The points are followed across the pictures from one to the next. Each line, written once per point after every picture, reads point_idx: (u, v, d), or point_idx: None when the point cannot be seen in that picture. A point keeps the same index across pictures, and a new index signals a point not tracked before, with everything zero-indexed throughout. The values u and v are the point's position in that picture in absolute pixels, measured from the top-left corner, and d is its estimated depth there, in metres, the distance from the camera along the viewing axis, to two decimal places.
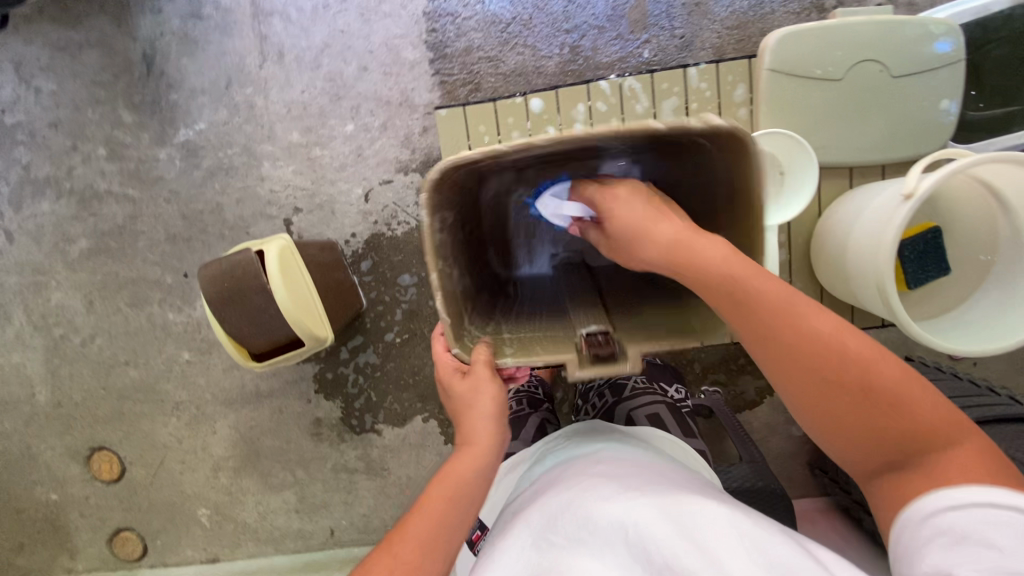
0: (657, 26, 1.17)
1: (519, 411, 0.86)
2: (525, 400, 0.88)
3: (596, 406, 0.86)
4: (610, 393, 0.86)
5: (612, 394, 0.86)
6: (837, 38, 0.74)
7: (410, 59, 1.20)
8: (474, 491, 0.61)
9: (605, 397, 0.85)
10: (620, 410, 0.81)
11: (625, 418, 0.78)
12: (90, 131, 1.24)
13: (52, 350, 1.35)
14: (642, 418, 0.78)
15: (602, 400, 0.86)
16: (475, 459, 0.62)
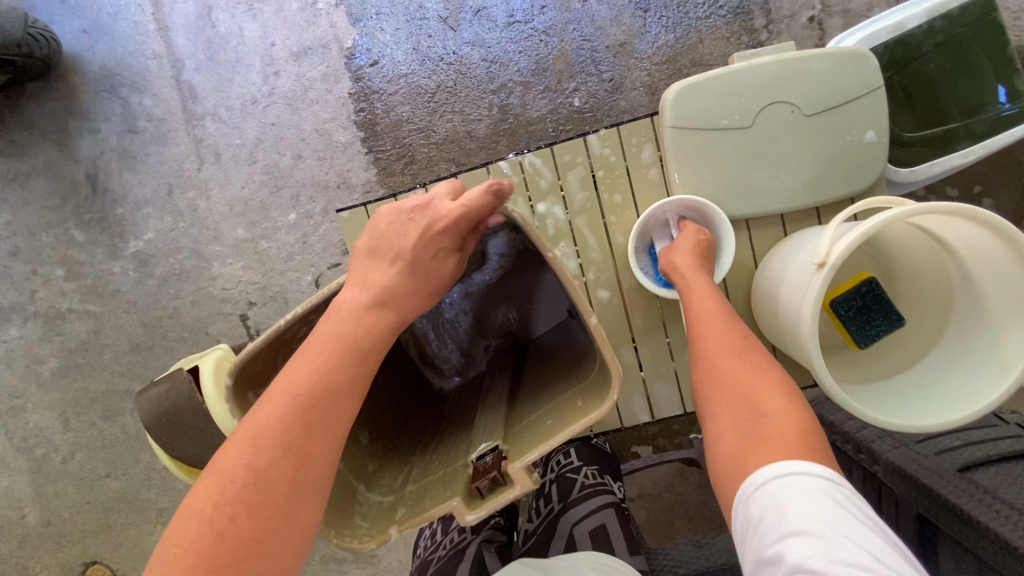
0: (583, 73, 1.14)
1: (459, 542, 0.78)
2: (467, 527, 0.81)
3: (543, 513, 0.80)
4: (558, 494, 0.81)
5: (557, 499, 0.80)
6: (738, 83, 0.68)
7: (342, 141, 1.20)
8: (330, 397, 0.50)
9: (551, 503, 0.79)
10: (563, 523, 0.75)
11: (568, 535, 0.73)
12: (47, 254, 1.26)
13: (36, 471, 1.35)
14: (586, 531, 0.71)
15: (548, 506, 0.80)
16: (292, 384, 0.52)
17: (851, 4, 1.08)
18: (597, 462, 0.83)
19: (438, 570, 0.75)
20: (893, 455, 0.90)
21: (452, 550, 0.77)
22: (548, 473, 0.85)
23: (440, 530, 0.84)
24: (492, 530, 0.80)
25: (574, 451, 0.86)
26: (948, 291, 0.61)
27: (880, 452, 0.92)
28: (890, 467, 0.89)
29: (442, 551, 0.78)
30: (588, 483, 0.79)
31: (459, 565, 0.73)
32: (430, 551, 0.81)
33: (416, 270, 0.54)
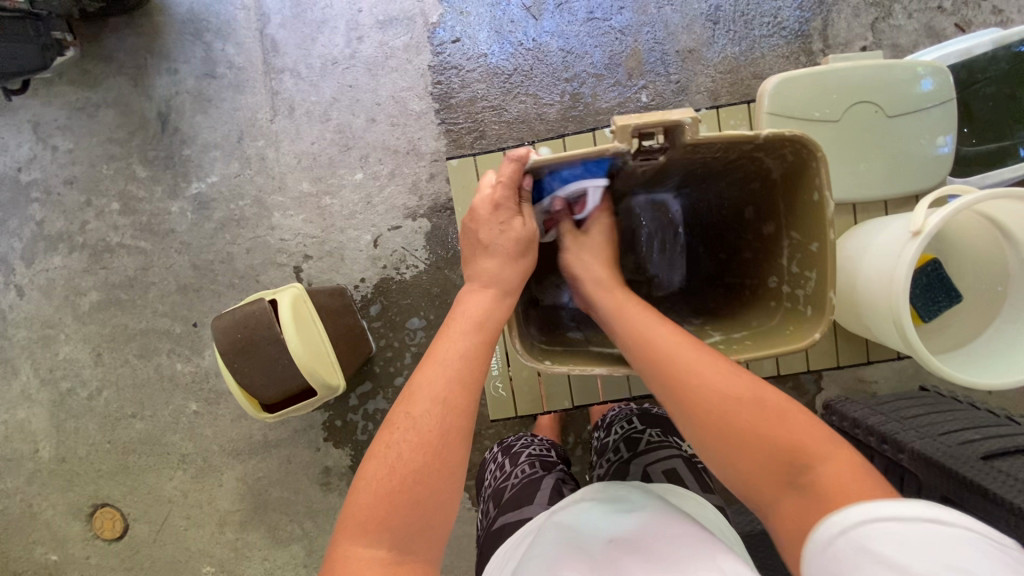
0: (653, 72, 1.21)
1: (532, 474, 0.82)
2: (538, 463, 0.84)
3: (611, 460, 0.86)
4: (626, 447, 0.86)
5: (627, 450, 0.86)
6: (832, 82, 0.77)
7: (416, 109, 1.25)
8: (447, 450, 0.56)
9: (620, 452, 0.85)
10: (636, 465, 0.80)
11: (642, 474, 0.78)
12: (105, 186, 1.27)
13: (58, 405, 1.33)
14: (659, 473, 0.77)
15: (617, 455, 0.86)
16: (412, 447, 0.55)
17: (899, 40, 1.20)
18: (657, 426, 0.91)
19: (513, 494, 0.79)
20: (919, 444, 0.97)
21: (526, 479, 0.80)
22: (613, 434, 0.92)
23: (509, 463, 0.88)
24: (562, 471, 0.83)
25: (634, 419, 0.93)
26: (1003, 275, 0.71)
27: (906, 441, 0.99)
28: (916, 455, 0.96)
29: (515, 479, 0.82)
30: (655, 440, 0.85)
31: (536, 492, 0.76)
32: (502, 480, 0.84)
33: (498, 253, 0.64)
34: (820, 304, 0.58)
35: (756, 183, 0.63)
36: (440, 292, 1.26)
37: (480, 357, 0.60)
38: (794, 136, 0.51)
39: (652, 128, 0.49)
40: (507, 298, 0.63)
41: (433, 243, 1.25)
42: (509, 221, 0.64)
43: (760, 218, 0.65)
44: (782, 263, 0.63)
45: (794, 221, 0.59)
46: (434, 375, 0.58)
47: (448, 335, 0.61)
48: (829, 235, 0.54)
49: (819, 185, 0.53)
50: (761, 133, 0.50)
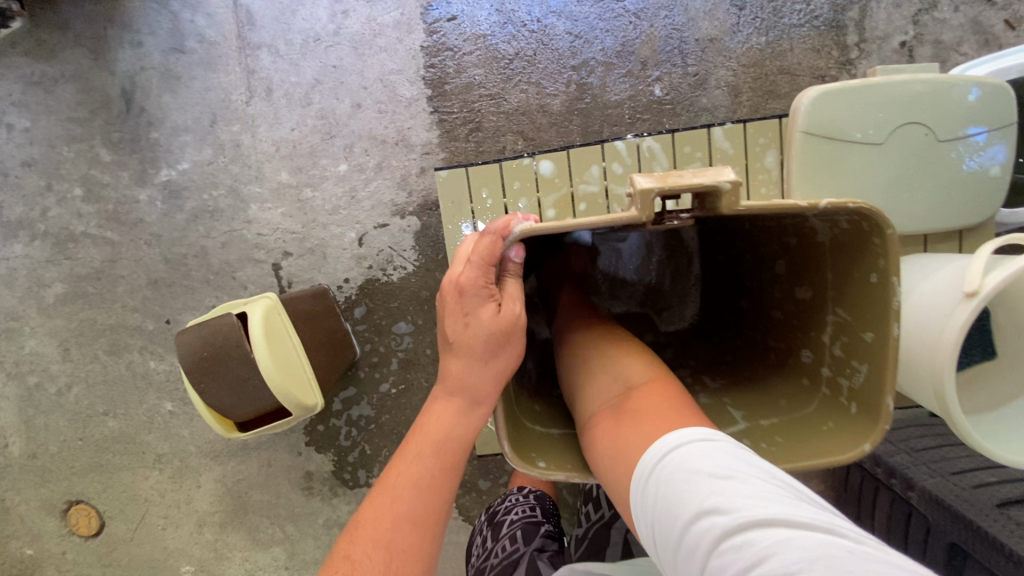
0: (669, 63, 1.10)
1: (511, 555, 0.75)
2: (519, 535, 0.77)
3: (592, 518, 0.80)
4: (608, 503, 0.80)
5: (608, 505, 0.79)
6: (878, 99, 0.67)
7: (407, 96, 1.13)
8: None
9: (601, 510, 0.79)
10: (617, 531, 0.74)
11: (623, 546, 0.72)
12: (66, 170, 1.17)
13: (26, 400, 1.27)
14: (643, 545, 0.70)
15: (599, 513, 0.79)
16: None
17: (943, 35, 1.08)
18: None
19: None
20: (930, 483, 0.91)
21: (506, 564, 0.73)
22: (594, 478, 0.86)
23: (490, 537, 0.81)
24: (545, 540, 0.76)
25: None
26: None
27: (916, 479, 0.93)
28: (925, 494, 0.91)
29: (495, 560, 0.75)
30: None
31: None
32: (482, 558, 0.78)
33: (465, 352, 0.53)
34: (869, 403, 0.47)
35: (792, 239, 0.54)
36: (429, 296, 1.18)
37: (440, 484, 0.55)
38: (860, 206, 0.41)
39: (680, 191, 0.39)
40: (477, 409, 0.55)
41: (423, 243, 1.16)
42: (478, 312, 0.52)
43: (794, 277, 0.56)
44: (822, 338, 0.52)
45: (844, 295, 0.49)
46: (381, 507, 0.54)
47: (401, 460, 0.56)
48: (893, 325, 0.44)
49: (892, 255, 0.43)
50: (822, 203, 0.40)
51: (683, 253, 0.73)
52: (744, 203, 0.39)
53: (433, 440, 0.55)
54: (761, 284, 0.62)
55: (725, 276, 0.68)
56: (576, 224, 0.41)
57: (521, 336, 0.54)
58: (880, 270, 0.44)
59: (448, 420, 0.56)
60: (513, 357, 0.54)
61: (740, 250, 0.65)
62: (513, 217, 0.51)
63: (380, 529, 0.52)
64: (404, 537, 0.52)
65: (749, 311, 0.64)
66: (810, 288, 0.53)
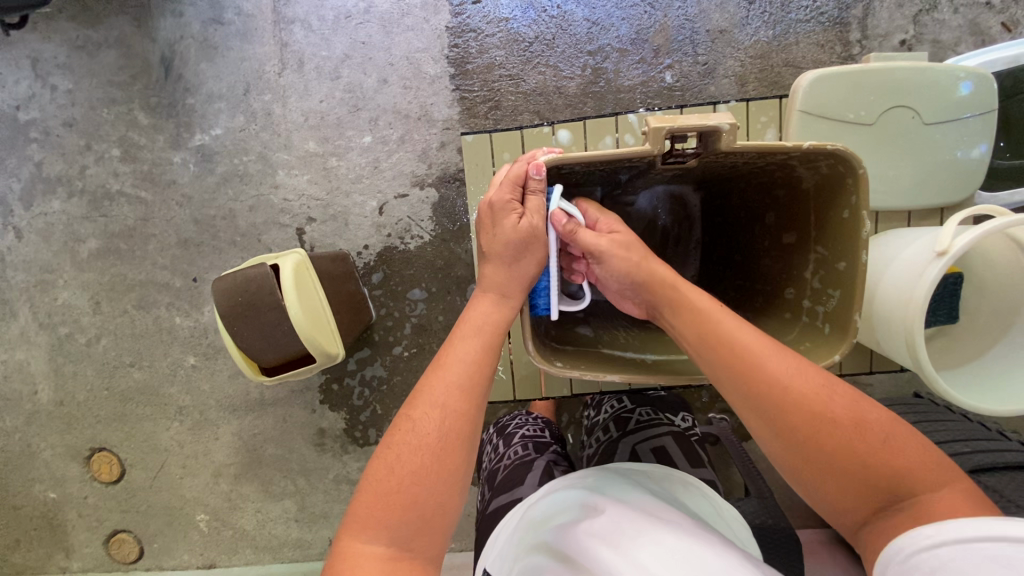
0: (681, 51, 1.16)
1: (524, 457, 0.83)
2: (530, 445, 0.86)
3: (601, 439, 0.87)
4: (615, 427, 0.88)
5: (616, 429, 0.87)
6: (871, 82, 0.73)
7: (431, 73, 1.20)
8: (449, 441, 0.56)
9: (610, 431, 0.87)
10: (625, 444, 0.82)
11: (630, 453, 0.80)
12: (105, 132, 1.23)
13: (57, 349, 1.34)
14: (648, 453, 0.79)
15: (606, 435, 0.87)
16: (410, 437, 0.55)
17: (940, 36, 1.14)
18: (648, 404, 0.92)
19: (505, 478, 0.81)
20: None
21: (519, 462, 0.82)
22: (603, 412, 0.93)
23: (503, 445, 0.90)
24: (555, 453, 0.85)
25: (625, 396, 0.94)
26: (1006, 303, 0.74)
27: None
28: None
29: (508, 461, 0.84)
30: (644, 419, 0.87)
31: (528, 473, 0.79)
32: (495, 461, 0.87)
33: (495, 258, 0.62)
34: (841, 323, 0.56)
35: (782, 190, 0.62)
36: (444, 265, 1.24)
37: (485, 359, 0.59)
38: (839, 149, 0.49)
39: (687, 131, 0.45)
40: (508, 302, 0.62)
41: (439, 214, 1.23)
42: (504, 223, 0.61)
43: (782, 225, 0.63)
44: (804, 274, 0.60)
45: (822, 234, 0.57)
46: (436, 379, 0.58)
47: (452, 341, 0.60)
48: (862, 252, 0.52)
49: (863, 191, 0.51)
50: (806, 145, 0.47)
51: (687, 220, 0.77)
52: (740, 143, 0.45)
53: (473, 323, 0.61)
54: (754, 238, 0.68)
55: (722, 238, 0.74)
56: (597, 156, 0.47)
57: (541, 246, 0.62)
58: (853, 207, 0.52)
59: (483, 311, 0.62)
60: (535, 262, 0.62)
61: (737, 214, 0.70)
62: (539, 150, 0.62)
63: (434, 393, 0.57)
64: (456, 400, 0.56)
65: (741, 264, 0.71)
66: (796, 231, 0.61)
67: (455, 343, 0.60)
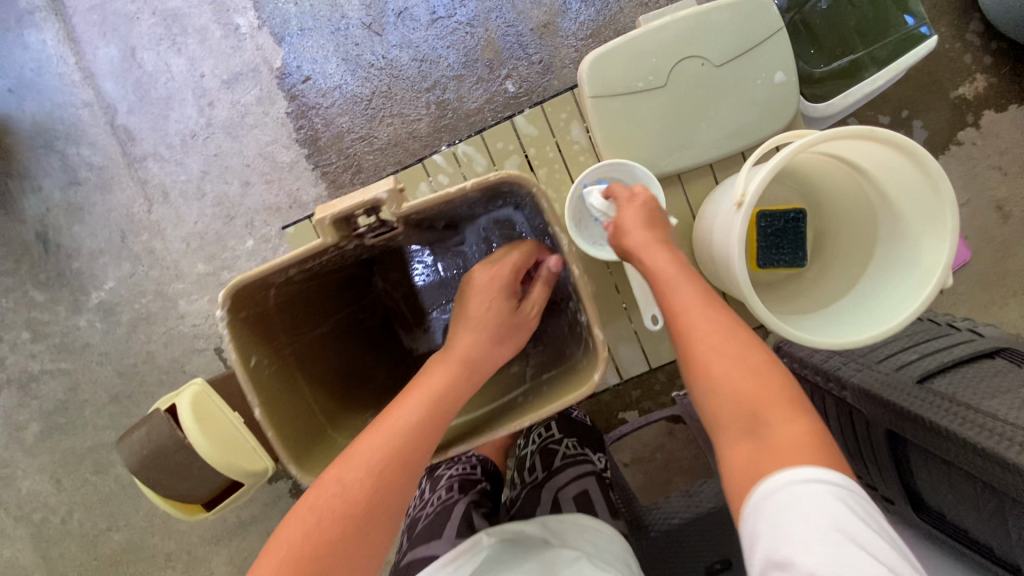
0: (513, 58, 1.15)
1: (448, 500, 0.77)
2: (456, 485, 0.79)
3: (527, 480, 0.79)
4: (541, 465, 0.80)
5: (543, 468, 0.79)
6: (648, 45, 0.71)
7: (287, 160, 1.20)
8: (370, 522, 0.52)
9: (536, 472, 0.79)
10: (549, 488, 0.74)
11: (553, 499, 0.73)
12: (9, 319, 1.25)
13: (37, 536, 1.35)
14: (571, 497, 0.72)
15: (534, 475, 0.80)
16: (329, 508, 0.51)
17: None
18: (576, 436, 0.84)
19: (426, 527, 0.74)
20: (859, 378, 0.91)
21: (440, 506, 0.76)
22: (531, 446, 0.85)
23: (428, 486, 0.83)
24: (480, 496, 0.79)
25: (553, 425, 0.87)
26: (870, 222, 0.65)
27: (846, 377, 0.93)
28: (856, 390, 0.90)
29: (431, 507, 0.77)
30: (571, 454, 0.80)
31: (446, 524, 0.72)
32: (417, 507, 0.79)
33: (476, 327, 0.62)
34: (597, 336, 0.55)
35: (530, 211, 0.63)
36: None
37: (423, 441, 0.54)
38: (505, 175, 0.51)
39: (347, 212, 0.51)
40: (471, 380, 0.60)
41: None
42: (495, 302, 0.64)
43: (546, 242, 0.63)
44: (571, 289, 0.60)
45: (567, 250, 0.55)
46: (379, 438, 0.54)
47: (403, 401, 0.56)
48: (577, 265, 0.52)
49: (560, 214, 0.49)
50: (466, 184, 0.51)
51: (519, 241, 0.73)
52: (405, 206, 0.52)
53: (435, 407, 0.56)
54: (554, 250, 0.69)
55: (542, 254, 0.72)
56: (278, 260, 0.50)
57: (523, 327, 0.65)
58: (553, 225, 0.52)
59: (443, 385, 0.58)
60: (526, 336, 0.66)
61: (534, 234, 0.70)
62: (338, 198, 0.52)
63: (376, 466, 0.52)
64: (390, 489, 0.53)
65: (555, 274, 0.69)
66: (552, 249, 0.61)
67: (401, 406, 0.56)
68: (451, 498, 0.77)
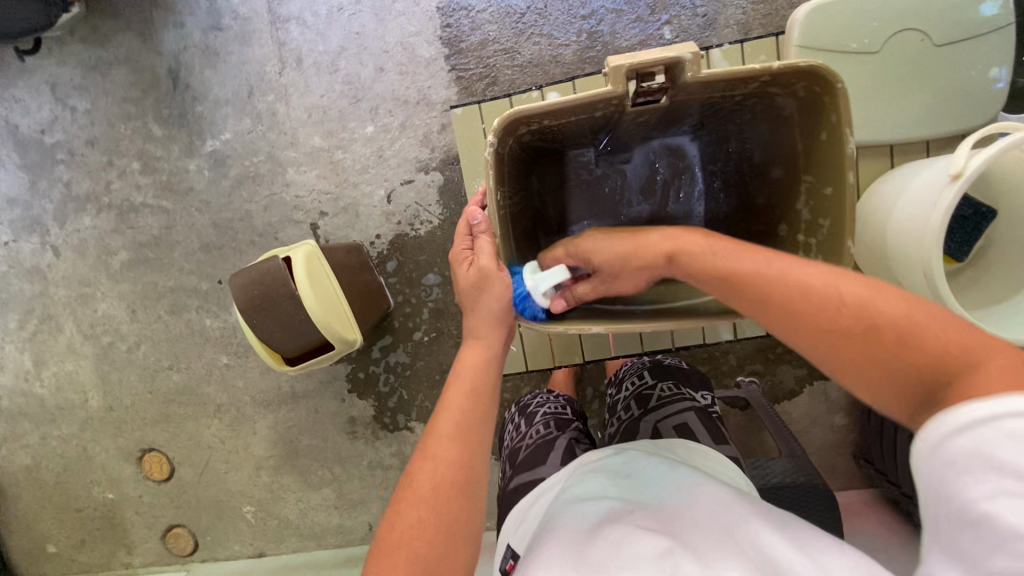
0: (678, 5, 1.12)
1: (546, 435, 0.82)
2: (552, 422, 0.85)
3: (623, 418, 0.85)
4: (637, 405, 0.86)
5: (638, 407, 0.85)
6: (875, 6, 0.70)
7: (426, 56, 1.19)
8: (470, 450, 0.56)
9: (632, 410, 0.84)
10: (648, 421, 0.80)
11: (653, 431, 0.78)
12: (124, 146, 1.29)
13: (101, 358, 1.41)
14: (671, 429, 0.77)
15: (628, 414, 0.85)
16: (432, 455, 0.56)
17: None
18: (669, 378, 0.90)
19: (528, 456, 0.80)
20: None
21: (541, 440, 0.81)
22: (625, 390, 0.91)
23: (524, 423, 0.89)
24: (577, 430, 0.84)
25: (646, 372, 0.93)
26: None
27: None
28: None
29: (530, 439, 0.83)
30: (666, 395, 0.85)
31: (550, 453, 0.77)
32: (517, 439, 0.85)
33: (469, 297, 0.65)
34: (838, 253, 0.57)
35: (762, 125, 0.64)
36: None
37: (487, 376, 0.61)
38: (811, 66, 0.51)
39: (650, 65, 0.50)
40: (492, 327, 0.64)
41: (446, 197, 1.23)
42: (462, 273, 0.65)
43: (769, 161, 0.66)
44: (797, 206, 0.62)
45: (811, 160, 0.59)
46: (456, 386, 0.60)
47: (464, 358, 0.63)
48: (847, 174, 0.53)
49: (842, 113, 0.52)
50: (774, 64, 0.51)
51: (685, 169, 0.74)
52: (707, 71, 0.51)
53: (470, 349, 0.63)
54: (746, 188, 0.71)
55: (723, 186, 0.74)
56: (566, 99, 0.52)
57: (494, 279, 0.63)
58: (830, 129, 0.54)
59: (472, 325, 0.64)
60: (501, 297, 0.63)
61: (722, 160, 0.72)
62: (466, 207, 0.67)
63: (460, 407, 0.58)
64: (479, 425, 0.58)
65: (751, 202, 0.71)
66: (786, 166, 0.63)
67: (464, 358, 0.63)
68: (553, 433, 0.82)
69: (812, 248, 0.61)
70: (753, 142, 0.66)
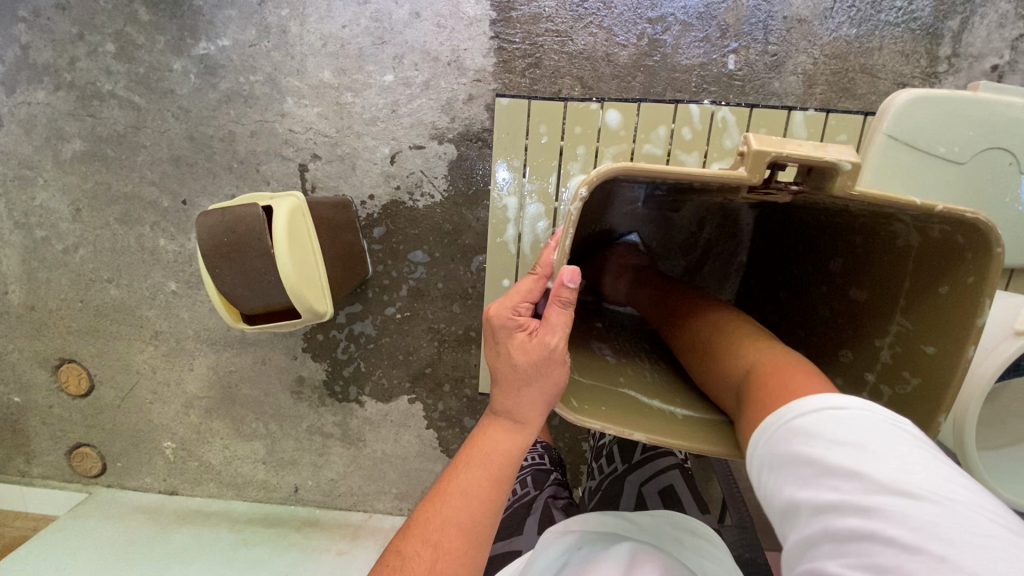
0: (750, 36, 1.03)
1: (525, 495, 0.86)
2: (530, 480, 0.88)
3: (605, 471, 0.90)
4: (620, 458, 0.90)
5: (621, 461, 0.89)
6: (979, 117, 0.73)
7: (469, 14, 1.07)
8: (470, 546, 0.54)
9: (615, 464, 0.89)
10: (631, 484, 0.83)
11: (636, 494, 0.81)
12: (100, 22, 1.11)
13: (30, 252, 1.25)
14: (654, 494, 0.80)
15: (611, 467, 0.90)
16: (426, 536, 0.53)
17: None
18: None
19: (506, 522, 0.83)
20: None
21: (519, 504, 0.85)
22: (608, 437, 0.96)
23: None
24: (555, 485, 0.88)
25: None
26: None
27: None
28: None
29: (509, 501, 0.87)
30: (650, 448, 0.88)
31: (529, 516, 0.81)
32: None
33: (513, 373, 0.56)
34: (912, 416, 0.53)
35: (859, 238, 0.62)
36: (452, 231, 1.15)
37: (507, 464, 0.57)
38: (970, 218, 0.46)
39: (795, 160, 0.44)
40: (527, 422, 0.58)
41: (455, 174, 1.13)
42: (510, 341, 0.55)
43: (852, 279, 0.64)
44: (876, 342, 0.59)
45: (913, 305, 0.55)
46: (474, 467, 0.57)
47: (486, 433, 0.59)
48: (969, 346, 0.49)
49: (985, 273, 0.47)
50: (934, 206, 0.45)
51: (731, 231, 0.90)
52: (856, 187, 0.44)
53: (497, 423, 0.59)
54: (811, 297, 0.71)
55: (777, 264, 0.79)
56: (688, 171, 0.44)
57: (556, 366, 0.54)
58: (959, 284, 0.50)
59: (510, 400, 0.57)
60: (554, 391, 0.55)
61: (799, 242, 0.74)
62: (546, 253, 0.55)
63: (471, 494, 0.55)
64: (485, 520, 0.55)
65: (811, 306, 0.70)
66: (870, 288, 0.61)
67: (487, 436, 0.59)
68: (532, 494, 0.85)
69: (881, 397, 0.57)
70: (845, 248, 0.65)
